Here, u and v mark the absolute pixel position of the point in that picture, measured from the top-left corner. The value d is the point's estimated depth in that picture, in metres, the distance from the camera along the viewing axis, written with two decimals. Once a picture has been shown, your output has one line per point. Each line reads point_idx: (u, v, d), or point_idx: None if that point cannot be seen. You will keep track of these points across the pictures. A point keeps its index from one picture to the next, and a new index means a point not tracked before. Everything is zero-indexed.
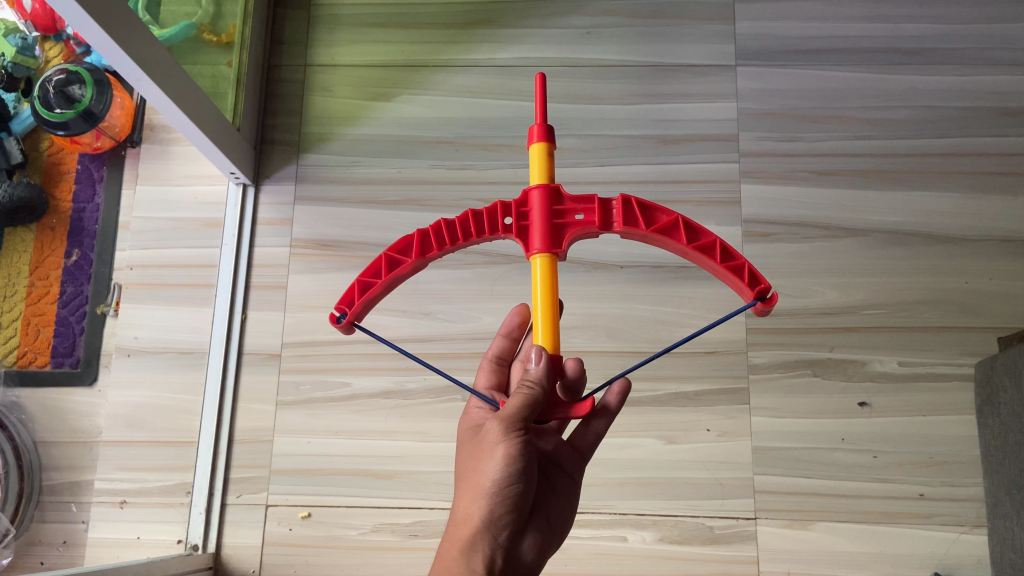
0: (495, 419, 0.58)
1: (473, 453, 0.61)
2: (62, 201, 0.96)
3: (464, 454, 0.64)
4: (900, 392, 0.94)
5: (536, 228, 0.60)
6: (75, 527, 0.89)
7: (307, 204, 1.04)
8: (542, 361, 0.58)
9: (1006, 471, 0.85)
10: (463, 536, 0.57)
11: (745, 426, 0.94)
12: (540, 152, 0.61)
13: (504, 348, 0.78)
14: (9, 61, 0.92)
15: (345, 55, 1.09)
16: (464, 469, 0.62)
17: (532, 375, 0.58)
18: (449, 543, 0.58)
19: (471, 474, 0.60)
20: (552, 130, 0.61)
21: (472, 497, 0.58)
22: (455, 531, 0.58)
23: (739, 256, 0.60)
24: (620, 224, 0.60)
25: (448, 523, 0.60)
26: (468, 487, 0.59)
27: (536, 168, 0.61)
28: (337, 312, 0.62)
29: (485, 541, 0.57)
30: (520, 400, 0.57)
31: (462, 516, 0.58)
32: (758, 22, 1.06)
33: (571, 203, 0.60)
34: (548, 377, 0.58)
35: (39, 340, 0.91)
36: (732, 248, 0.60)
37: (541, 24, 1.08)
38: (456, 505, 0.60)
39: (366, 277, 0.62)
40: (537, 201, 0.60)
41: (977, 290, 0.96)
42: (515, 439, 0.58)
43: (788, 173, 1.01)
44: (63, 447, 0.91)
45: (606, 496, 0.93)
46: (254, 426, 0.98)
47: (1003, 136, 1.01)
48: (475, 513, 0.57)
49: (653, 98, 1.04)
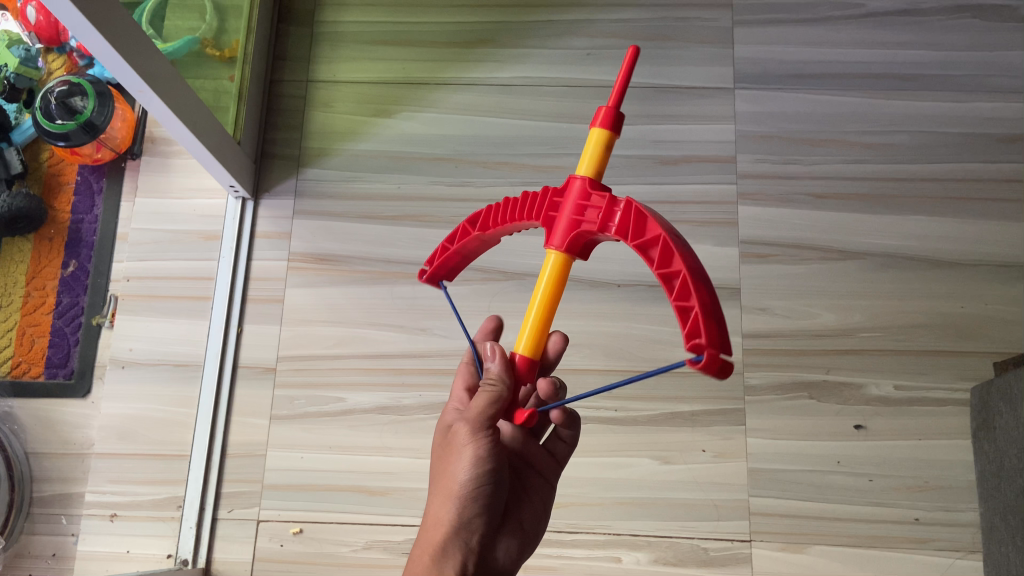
0: (464, 421, 0.61)
1: (443, 453, 0.63)
2: (61, 211, 0.97)
3: (435, 452, 0.66)
4: (896, 415, 0.94)
5: (559, 223, 0.58)
6: (64, 540, 0.87)
7: (307, 218, 1.05)
8: (498, 361, 0.60)
9: (1001, 497, 0.85)
10: (433, 542, 0.59)
11: (741, 447, 0.93)
12: (599, 139, 0.58)
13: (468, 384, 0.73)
14: (11, 71, 0.95)
15: (347, 71, 1.10)
16: (435, 470, 0.64)
17: (492, 375, 0.60)
18: (420, 547, 0.60)
19: (441, 475, 0.62)
20: (621, 117, 0.58)
21: (444, 500, 0.60)
22: (426, 535, 0.60)
23: (694, 299, 0.51)
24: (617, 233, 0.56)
25: (421, 529, 0.62)
26: (437, 492, 0.61)
27: (590, 154, 0.59)
28: (423, 269, 0.68)
29: (456, 546, 0.59)
30: (485, 401, 0.60)
31: (433, 519, 0.60)
32: (757, 46, 1.07)
33: (594, 199, 0.57)
34: (508, 376, 0.60)
35: (34, 350, 0.90)
36: (697, 286, 0.51)
37: (542, 44, 1.09)
38: (429, 506, 0.62)
39: (444, 243, 0.66)
40: (574, 190, 0.58)
41: (973, 314, 0.97)
42: (483, 440, 0.60)
43: (786, 196, 1.02)
44: (55, 459, 0.90)
45: (600, 516, 0.92)
46: (246, 440, 0.97)
47: (999, 162, 1.01)
48: (445, 517, 0.59)
49: (652, 119, 1.05)
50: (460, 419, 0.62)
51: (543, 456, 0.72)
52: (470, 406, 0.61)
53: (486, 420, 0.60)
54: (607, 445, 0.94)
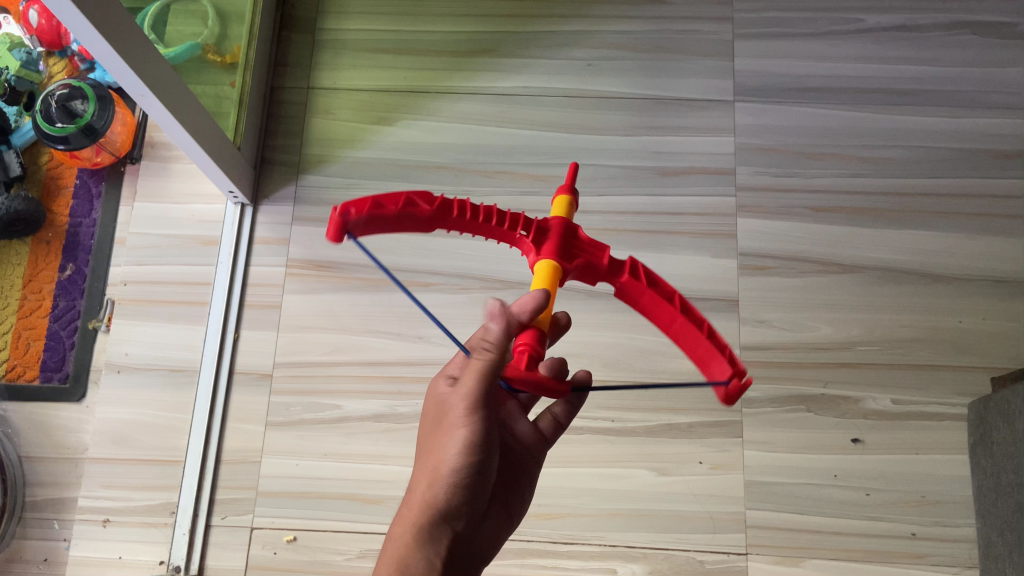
0: (456, 398, 0.59)
1: (433, 427, 0.62)
2: (60, 214, 1.05)
3: (424, 424, 0.65)
4: (894, 429, 0.94)
5: (551, 247, 0.60)
6: (57, 545, 0.93)
7: (306, 224, 1.04)
8: (499, 321, 0.55)
9: (998, 512, 0.85)
10: (415, 522, 0.58)
11: (738, 459, 0.93)
12: (563, 202, 0.63)
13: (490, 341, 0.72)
14: (13, 74, 1.03)
15: (348, 79, 1.10)
16: (422, 446, 0.63)
17: (490, 336, 0.56)
18: (400, 525, 0.59)
19: (430, 452, 0.61)
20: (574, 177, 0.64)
21: (431, 481, 0.59)
22: (408, 514, 0.59)
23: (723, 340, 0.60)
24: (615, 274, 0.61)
25: (402, 507, 0.61)
26: (423, 470, 0.60)
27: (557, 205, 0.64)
28: (343, 210, 0.57)
29: (439, 530, 0.58)
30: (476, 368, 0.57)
31: (417, 498, 0.59)
32: (757, 60, 1.08)
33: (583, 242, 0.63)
34: (506, 339, 0.56)
35: (30, 354, 1.00)
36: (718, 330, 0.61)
37: (543, 55, 1.09)
38: (413, 482, 0.61)
39: (385, 200, 0.58)
40: (559, 225, 0.62)
41: (971, 329, 0.97)
42: (478, 423, 0.59)
43: (785, 209, 1.02)
44: (49, 463, 0.96)
45: (596, 527, 0.92)
46: (241, 446, 0.96)
47: (998, 178, 1.02)
48: (431, 499, 0.58)
49: (651, 130, 1.05)
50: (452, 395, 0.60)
51: (534, 437, 0.71)
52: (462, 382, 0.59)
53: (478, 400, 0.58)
54: (604, 456, 0.94)
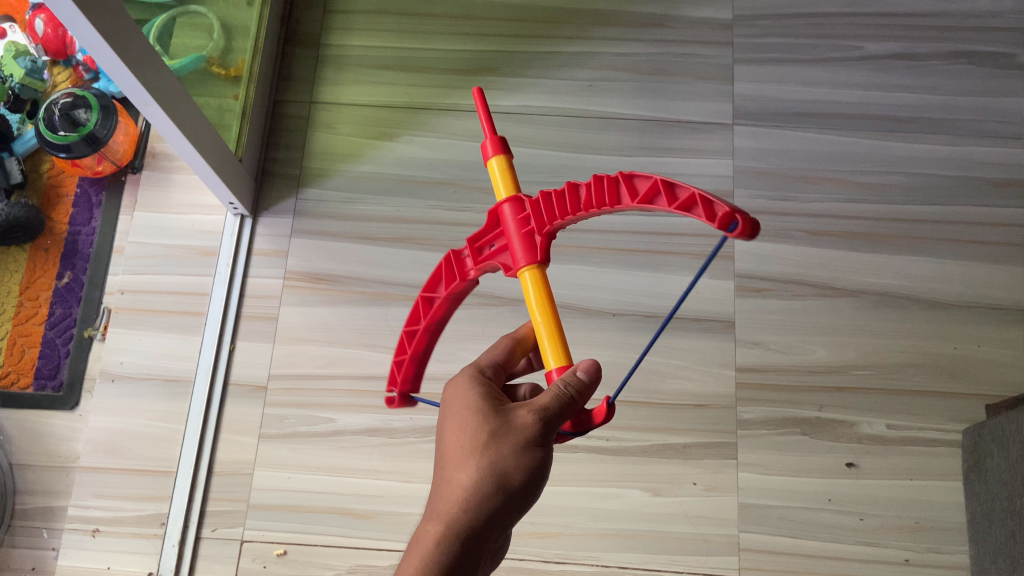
0: (537, 416, 0.53)
1: (478, 421, 0.55)
2: (60, 222, 1.06)
3: (452, 410, 0.57)
4: (888, 454, 0.94)
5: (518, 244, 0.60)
6: (45, 554, 0.93)
7: (306, 237, 1.04)
8: (590, 373, 0.54)
9: (991, 539, 0.85)
10: (461, 529, 0.52)
11: (732, 481, 0.93)
12: (501, 167, 0.62)
13: (509, 345, 0.64)
14: (17, 82, 1.04)
15: (351, 94, 1.11)
16: (453, 431, 0.56)
17: (575, 379, 0.54)
18: (440, 523, 0.52)
19: (478, 449, 0.53)
20: (507, 142, 0.62)
21: (486, 492, 0.53)
22: (445, 511, 0.53)
23: (405, 348, 0.69)
24: (462, 276, 0.65)
25: (436, 499, 0.54)
26: (471, 468, 0.53)
27: (502, 178, 0.62)
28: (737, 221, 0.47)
29: (482, 539, 0.53)
30: (558, 393, 0.54)
31: (462, 499, 0.53)
32: (757, 84, 1.09)
33: (490, 234, 0.63)
34: (589, 386, 0.54)
35: (25, 362, 1.01)
36: (402, 340, 0.69)
37: (544, 74, 1.10)
38: (449, 474, 0.54)
39: (704, 195, 0.48)
40: (512, 214, 0.60)
41: (966, 356, 0.97)
42: (543, 443, 0.54)
43: (782, 232, 1.02)
44: (39, 471, 0.96)
45: (589, 547, 0.91)
46: (234, 458, 0.96)
47: (994, 206, 1.02)
48: (482, 507, 0.53)
49: (651, 151, 1.06)
50: (526, 406, 0.54)
51: None
52: (538, 397, 0.54)
53: (551, 420, 0.54)
54: (598, 475, 0.94)
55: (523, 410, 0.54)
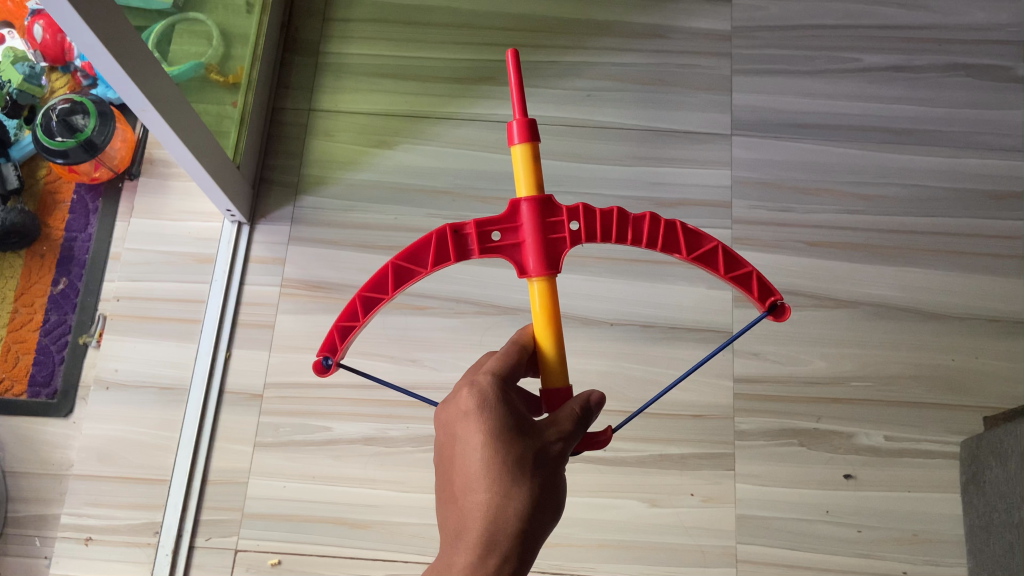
0: (565, 440, 0.56)
1: (510, 443, 0.54)
2: (55, 228, 1.06)
3: (471, 427, 0.55)
4: (886, 466, 0.94)
5: (532, 248, 0.60)
6: (37, 562, 0.92)
7: (304, 245, 1.04)
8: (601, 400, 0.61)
9: (990, 552, 0.85)
10: (511, 556, 0.53)
11: (730, 492, 0.92)
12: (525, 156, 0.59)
13: (518, 351, 0.61)
14: (15, 87, 1.04)
15: (351, 102, 1.11)
16: (480, 452, 0.54)
17: (591, 403, 0.60)
18: (492, 552, 0.52)
19: (519, 474, 0.54)
20: (536, 126, 0.59)
21: (530, 516, 0.54)
22: (492, 538, 0.52)
23: (358, 312, 0.62)
24: (458, 256, 0.60)
25: (476, 525, 0.53)
26: (518, 495, 0.53)
27: (524, 168, 0.60)
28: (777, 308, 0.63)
29: (525, 562, 0.54)
30: (578, 418, 0.58)
31: (508, 526, 0.53)
32: (756, 95, 1.09)
33: (497, 219, 0.60)
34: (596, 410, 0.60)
35: (19, 368, 1.01)
36: (357, 303, 0.61)
37: (544, 83, 1.10)
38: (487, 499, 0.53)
39: (755, 273, 0.63)
40: (532, 216, 0.59)
41: (964, 367, 0.97)
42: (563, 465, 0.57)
43: (781, 242, 1.02)
44: (32, 479, 0.96)
45: (586, 558, 0.91)
46: (227, 467, 0.95)
47: (992, 218, 1.03)
48: (528, 530, 0.54)
49: (649, 161, 1.06)
50: (553, 430, 0.56)
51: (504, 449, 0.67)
52: (562, 423, 0.57)
53: (571, 443, 0.57)
54: (595, 486, 0.93)
55: (551, 434, 0.56)
